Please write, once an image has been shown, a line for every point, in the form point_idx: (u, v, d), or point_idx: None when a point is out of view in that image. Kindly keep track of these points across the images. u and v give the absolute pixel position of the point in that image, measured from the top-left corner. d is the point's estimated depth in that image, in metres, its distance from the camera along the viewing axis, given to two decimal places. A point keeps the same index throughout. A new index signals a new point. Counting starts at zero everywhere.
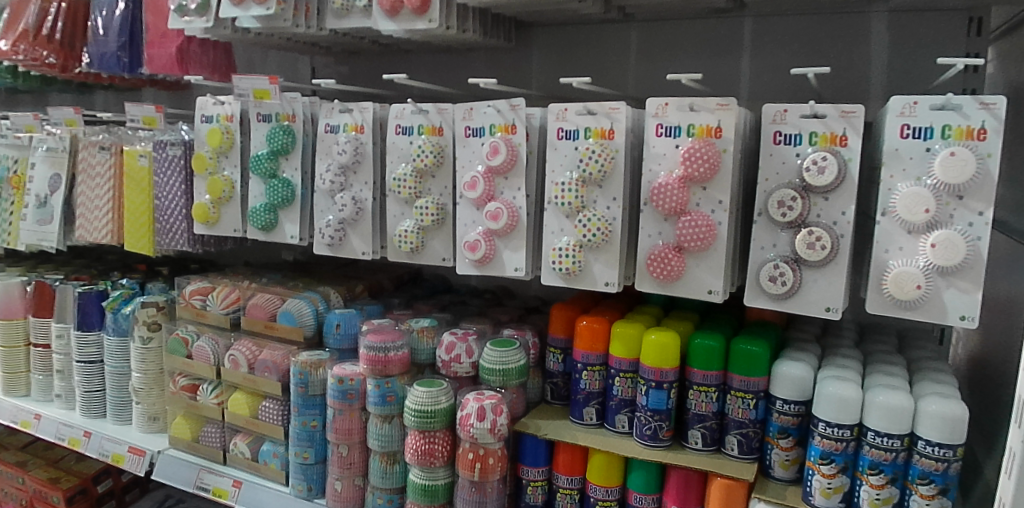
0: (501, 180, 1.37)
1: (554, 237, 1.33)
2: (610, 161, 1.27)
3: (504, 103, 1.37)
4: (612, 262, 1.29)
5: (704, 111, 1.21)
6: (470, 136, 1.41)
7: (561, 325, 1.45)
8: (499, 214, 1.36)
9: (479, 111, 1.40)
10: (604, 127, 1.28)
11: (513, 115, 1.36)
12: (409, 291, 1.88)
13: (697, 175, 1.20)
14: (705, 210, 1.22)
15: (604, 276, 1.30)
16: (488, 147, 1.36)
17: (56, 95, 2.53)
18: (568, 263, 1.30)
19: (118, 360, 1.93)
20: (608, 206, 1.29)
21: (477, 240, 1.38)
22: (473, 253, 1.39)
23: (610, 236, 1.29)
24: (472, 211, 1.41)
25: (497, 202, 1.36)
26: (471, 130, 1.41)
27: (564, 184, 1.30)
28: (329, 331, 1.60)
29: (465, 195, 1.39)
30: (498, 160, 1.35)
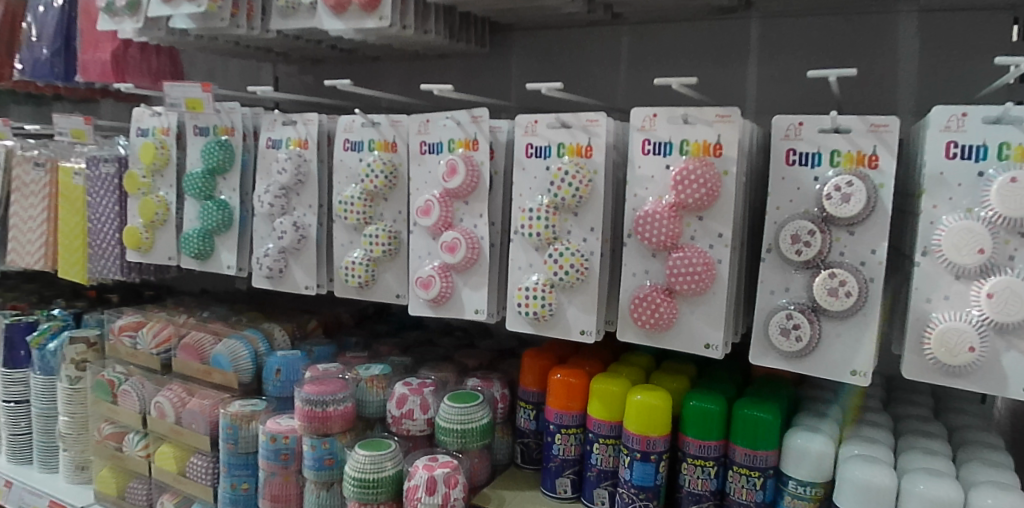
0: (460, 205, 1.16)
1: (522, 276, 1.11)
2: (587, 184, 1.05)
3: (465, 114, 1.15)
4: (590, 305, 1.07)
5: (700, 124, 0.99)
6: (424, 153, 1.19)
7: (533, 376, 1.23)
8: (456, 245, 1.13)
9: (436, 124, 1.18)
10: (581, 142, 1.06)
11: (475, 128, 1.14)
12: (370, 328, 1.65)
13: (690, 201, 0.98)
14: (701, 244, 1.00)
15: (580, 323, 1.07)
16: (445, 166, 1.14)
17: (7, 108, 2.33)
18: (536, 306, 1.08)
19: (45, 401, 1.71)
20: (585, 238, 1.06)
21: (430, 276, 1.15)
22: (426, 290, 1.16)
23: (588, 275, 1.06)
24: (427, 240, 1.19)
25: (455, 230, 1.14)
26: (427, 145, 1.19)
27: (533, 211, 1.08)
28: (268, 378, 1.39)
29: (418, 222, 1.17)
30: (457, 181, 1.13)
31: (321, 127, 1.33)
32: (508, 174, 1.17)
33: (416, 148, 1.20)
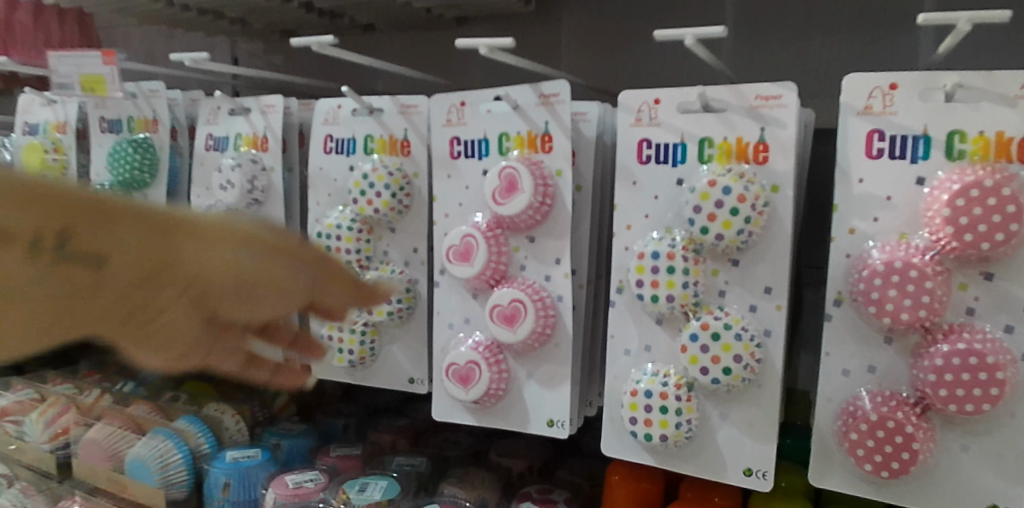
0: (521, 243, 0.69)
1: (633, 367, 0.65)
2: (761, 211, 0.59)
3: (527, 91, 0.68)
4: (760, 425, 0.61)
5: (991, 103, 0.53)
6: (456, 156, 0.72)
7: None
8: (517, 313, 0.67)
9: (477, 109, 0.71)
10: (745, 137, 0.60)
11: (547, 113, 0.68)
12: (362, 400, 1.13)
13: (980, 247, 0.52)
14: (985, 325, 0.54)
15: (741, 455, 0.62)
16: (498, 179, 0.68)
17: None
18: (665, 425, 0.62)
19: None
20: (754, 307, 0.61)
21: (471, 364, 0.69)
22: (463, 386, 0.70)
23: (759, 370, 0.60)
24: (464, 301, 0.72)
25: (513, 287, 0.68)
26: (462, 142, 0.72)
27: (659, 259, 0.62)
28: (212, 497, 0.91)
29: (449, 271, 0.71)
30: (518, 204, 0.66)
31: (288, 118, 0.86)
32: (598, 190, 0.71)
33: (443, 148, 0.73)
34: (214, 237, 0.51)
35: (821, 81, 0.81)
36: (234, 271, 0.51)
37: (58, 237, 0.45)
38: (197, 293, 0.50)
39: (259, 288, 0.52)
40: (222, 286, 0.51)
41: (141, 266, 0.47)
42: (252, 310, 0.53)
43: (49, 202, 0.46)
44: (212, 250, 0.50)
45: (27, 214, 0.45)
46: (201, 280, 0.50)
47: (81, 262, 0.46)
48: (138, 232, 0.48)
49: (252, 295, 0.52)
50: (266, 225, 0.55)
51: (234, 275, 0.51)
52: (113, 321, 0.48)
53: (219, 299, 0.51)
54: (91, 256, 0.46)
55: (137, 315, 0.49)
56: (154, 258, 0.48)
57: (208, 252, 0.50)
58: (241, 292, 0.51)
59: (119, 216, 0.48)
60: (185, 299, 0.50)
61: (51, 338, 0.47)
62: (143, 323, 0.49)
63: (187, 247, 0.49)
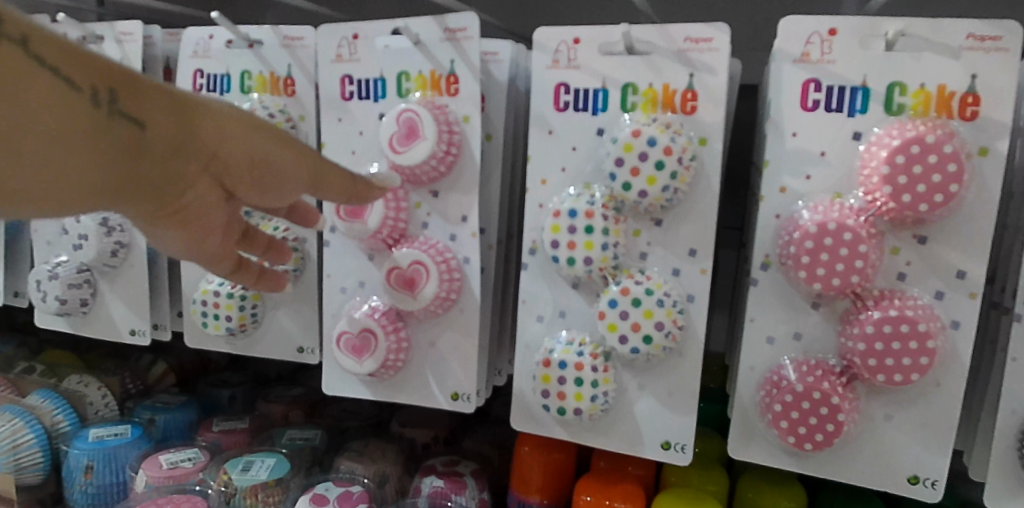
0: (423, 197, 0.62)
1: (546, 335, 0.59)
2: (688, 166, 0.54)
3: (429, 25, 0.60)
4: (681, 398, 0.57)
5: (934, 54, 0.50)
6: (348, 97, 0.63)
7: (537, 485, 0.74)
8: (417, 277, 0.60)
9: (371, 44, 0.62)
10: (672, 84, 0.55)
11: (452, 52, 0.60)
12: (251, 369, 1.04)
13: (918, 209, 0.49)
14: (916, 290, 0.51)
15: (660, 429, 0.57)
16: (398, 124, 0.59)
17: None
18: (579, 398, 0.56)
19: None
20: (677, 271, 0.56)
21: (364, 332, 0.61)
22: (355, 358, 0.62)
23: (680, 338, 0.56)
24: (359, 262, 0.64)
25: (413, 247, 0.61)
26: (355, 82, 0.63)
27: (577, 217, 0.56)
28: (71, 481, 0.80)
29: (340, 229, 0.62)
30: (418, 153, 0.58)
31: (149, 49, 0.74)
32: (509, 140, 0.63)
33: (333, 88, 0.63)
34: (233, 118, 0.48)
35: (751, 33, 0.76)
36: (247, 155, 0.48)
37: (111, 99, 0.41)
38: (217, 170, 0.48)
39: (272, 179, 0.50)
40: (233, 166, 0.48)
41: (175, 144, 0.45)
42: (255, 194, 0.51)
43: (103, 67, 0.41)
44: (233, 133, 0.48)
45: (77, 71, 0.39)
46: (221, 159, 0.48)
47: (126, 123, 0.42)
48: (163, 102, 0.44)
49: (267, 180, 0.50)
50: (260, 122, 0.50)
51: (254, 165, 0.49)
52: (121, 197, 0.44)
53: (236, 178, 0.49)
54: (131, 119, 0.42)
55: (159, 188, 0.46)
56: (181, 134, 0.45)
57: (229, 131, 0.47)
58: (257, 175, 0.50)
59: (141, 86, 0.43)
60: (204, 174, 0.48)
61: (146, 208, 0.46)
62: (171, 204, 0.48)
63: (192, 137, 0.46)
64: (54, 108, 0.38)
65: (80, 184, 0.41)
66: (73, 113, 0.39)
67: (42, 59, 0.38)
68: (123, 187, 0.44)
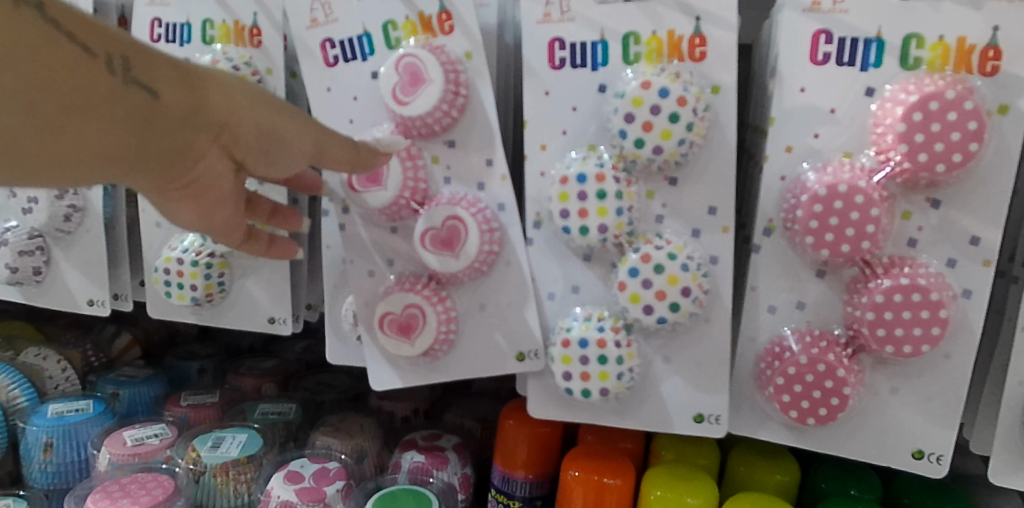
0: (438, 150, 0.57)
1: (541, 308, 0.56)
2: (703, 116, 0.50)
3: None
4: (692, 368, 0.53)
5: (954, 3, 0.47)
6: (333, 63, 0.58)
7: (522, 461, 0.71)
8: (456, 233, 0.55)
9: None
10: (677, 31, 0.51)
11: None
12: (222, 340, 0.99)
13: (933, 171, 0.46)
14: (927, 258, 0.49)
15: (687, 402, 0.53)
16: (402, 73, 0.55)
17: None
18: (605, 377, 0.52)
19: None
20: (696, 232, 0.52)
21: (409, 309, 0.56)
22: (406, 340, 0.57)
23: (705, 303, 0.52)
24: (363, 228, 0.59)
25: (440, 205, 0.56)
26: (337, 45, 0.57)
27: (587, 182, 0.52)
28: (29, 459, 0.76)
29: (355, 201, 0.57)
30: (428, 97, 0.54)
31: None
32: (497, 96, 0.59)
33: (314, 56, 0.58)
34: (240, 89, 0.46)
35: None
36: (255, 124, 0.47)
37: (123, 65, 0.40)
38: (226, 141, 0.46)
39: (278, 149, 0.49)
40: (243, 136, 0.47)
41: (185, 113, 0.43)
42: (261, 166, 0.49)
43: (116, 37, 0.41)
44: (240, 103, 0.46)
45: (90, 38, 0.39)
46: (230, 130, 0.46)
47: (137, 90, 0.40)
48: (176, 71, 0.43)
49: (275, 150, 0.49)
50: (269, 94, 0.49)
51: (259, 135, 0.47)
52: (130, 168, 0.43)
53: (245, 149, 0.47)
54: (140, 84, 0.41)
55: (170, 161, 0.44)
56: (191, 104, 0.43)
57: (238, 101, 0.46)
58: (265, 144, 0.48)
59: (154, 56, 0.42)
60: (215, 146, 0.46)
61: (154, 181, 0.45)
62: (181, 177, 0.46)
63: (201, 107, 0.44)
64: (65, 71, 0.38)
65: (88, 150, 0.40)
66: (86, 78, 0.39)
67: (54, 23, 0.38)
68: (133, 159, 0.42)
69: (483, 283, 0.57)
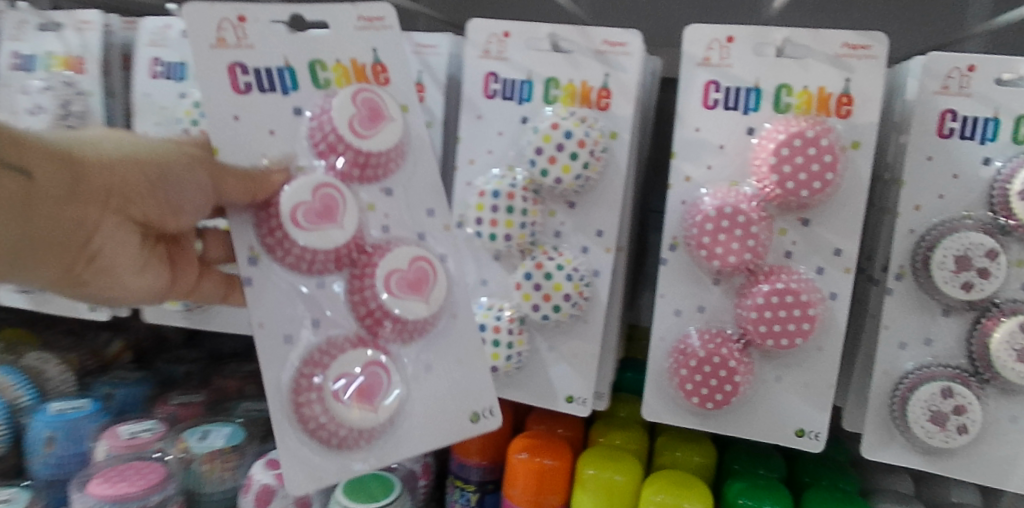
0: (375, 197, 0.56)
1: (466, 370, 0.56)
2: (599, 157, 0.61)
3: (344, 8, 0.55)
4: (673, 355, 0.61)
5: (818, 61, 0.57)
6: (244, 90, 0.53)
7: (479, 447, 0.81)
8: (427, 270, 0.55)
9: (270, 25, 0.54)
10: (589, 81, 0.62)
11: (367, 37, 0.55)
12: (206, 347, 1.07)
13: (793, 196, 0.57)
14: (817, 265, 0.59)
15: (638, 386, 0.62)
16: (360, 100, 0.54)
17: None
18: (495, 358, 0.63)
19: None
20: (586, 248, 0.63)
21: (368, 368, 0.54)
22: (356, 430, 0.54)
23: (586, 307, 0.63)
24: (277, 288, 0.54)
25: (400, 247, 0.55)
26: (251, 72, 0.53)
27: (499, 197, 0.62)
28: (33, 453, 0.83)
29: (299, 240, 0.53)
30: (386, 135, 0.54)
31: (108, 37, 0.77)
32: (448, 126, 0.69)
33: (220, 80, 0.53)
34: (123, 154, 0.48)
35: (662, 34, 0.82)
36: (146, 179, 0.49)
37: None
38: (119, 205, 0.48)
39: (181, 198, 0.50)
40: (136, 197, 0.48)
41: (61, 183, 0.46)
42: (164, 222, 0.51)
43: None
44: (119, 165, 0.48)
45: None
46: (118, 193, 0.48)
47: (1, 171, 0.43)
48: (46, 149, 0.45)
49: (173, 201, 0.50)
50: (157, 150, 0.50)
51: (154, 191, 0.49)
52: (17, 253, 0.46)
53: (144, 208, 0.49)
54: (1, 163, 0.43)
55: (59, 240, 0.47)
56: (68, 175, 0.46)
57: (113, 160, 0.48)
58: (163, 195, 0.49)
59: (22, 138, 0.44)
60: (107, 212, 0.48)
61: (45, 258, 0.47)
62: (78, 249, 0.48)
63: (81, 177, 0.46)
64: None
65: None
66: None
67: None
68: (21, 244, 0.46)
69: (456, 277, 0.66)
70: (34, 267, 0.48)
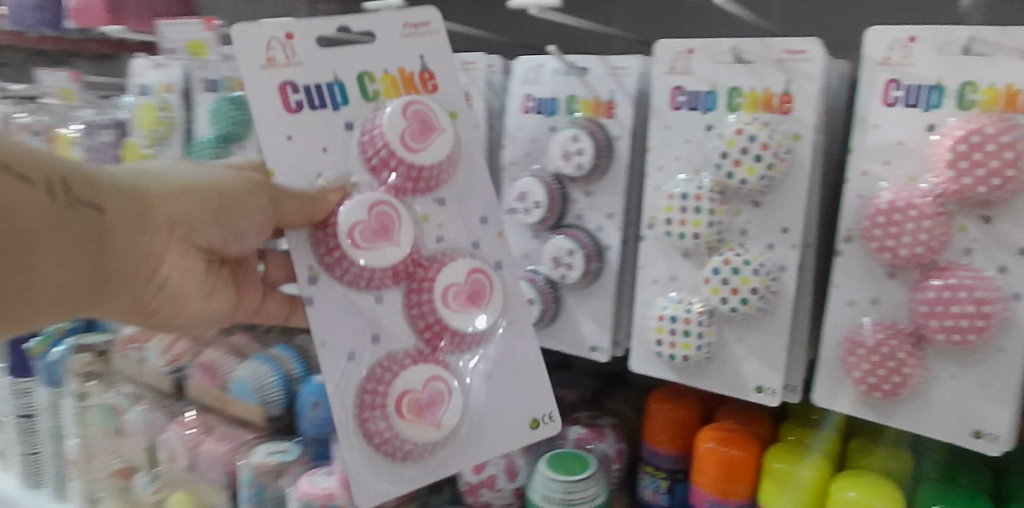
0: (428, 209, 0.69)
1: (522, 388, 0.70)
2: (783, 158, 0.64)
3: (384, 20, 0.68)
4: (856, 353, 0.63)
5: (1009, 57, 0.57)
6: (296, 108, 0.65)
7: (670, 435, 0.86)
8: (480, 283, 0.68)
9: (311, 42, 0.66)
10: (772, 89, 0.66)
11: (408, 44, 0.68)
12: None
13: (978, 191, 0.57)
14: (1006, 263, 0.58)
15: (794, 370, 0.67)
16: (411, 114, 0.66)
17: None
18: (687, 347, 0.69)
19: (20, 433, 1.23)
20: (771, 245, 0.67)
21: (431, 383, 0.67)
22: (425, 441, 0.67)
23: (773, 299, 0.67)
24: (346, 309, 0.66)
25: (456, 263, 0.68)
26: (301, 90, 0.65)
27: (688, 199, 0.68)
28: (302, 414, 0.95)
29: (356, 258, 0.65)
30: (438, 144, 0.67)
31: None
32: (636, 136, 0.76)
33: (273, 99, 0.64)
34: (185, 188, 0.60)
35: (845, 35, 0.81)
36: (205, 207, 0.60)
37: (65, 189, 0.52)
38: (182, 232, 0.60)
39: (238, 220, 0.62)
40: (197, 224, 0.60)
41: (134, 217, 0.56)
42: (219, 242, 0.62)
43: (60, 168, 0.53)
44: (184, 199, 0.59)
45: (30, 169, 0.51)
46: (179, 223, 0.59)
47: (90, 211, 0.53)
48: (121, 191, 0.56)
49: (235, 227, 0.62)
50: (210, 182, 0.61)
51: (213, 215, 0.61)
52: (100, 284, 0.56)
53: (206, 234, 0.61)
54: (89, 204, 0.53)
55: (138, 265, 0.58)
56: (138, 211, 0.57)
57: (178, 194, 0.59)
58: (220, 218, 0.61)
59: (102, 182, 0.55)
60: (174, 240, 0.59)
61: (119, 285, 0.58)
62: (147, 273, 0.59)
63: (148, 211, 0.57)
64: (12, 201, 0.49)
65: (50, 276, 0.52)
66: (36, 207, 0.50)
67: None
68: (101, 277, 0.56)
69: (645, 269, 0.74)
70: (110, 293, 0.58)
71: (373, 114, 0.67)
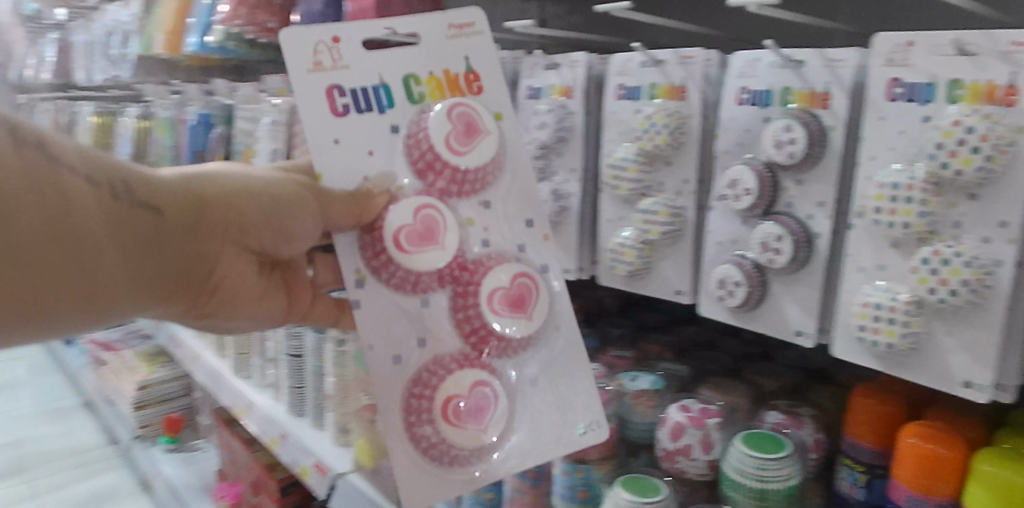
0: (473, 212, 0.84)
1: (560, 398, 0.85)
2: (1004, 151, 0.64)
3: (436, 24, 0.84)
4: None
5: None
6: (348, 110, 0.81)
7: (870, 428, 0.87)
8: (525, 288, 0.82)
9: (352, 47, 0.81)
10: (996, 81, 0.64)
11: (456, 45, 0.84)
12: (635, 317, 1.27)
13: None
14: None
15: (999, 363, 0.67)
16: (458, 122, 0.81)
17: (258, 65, 2.16)
18: (892, 335, 0.71)
19: (293, 369, 1.49)
20: (988, 239, 0.66)
21: (474, 390, 0.80)
22: (472, 446, 0.81)
23: (988, 294, 0.66)
24: (392, 315, 0.81)
25: (495, 274, 0.82)
26: (347, 95, 0.81)
27: (899, 189, 0.69)
28: None
29: (406, 262, 0.80)
30: (482, 148, 0.81)
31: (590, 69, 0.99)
32: (851, 128, 0.78)
33: (323, 104, 0.80)
34: (238, 194, 0.76)
35: None
36: (254, 209, 0.77)
37: (129, 192, 0.68)
38: (229, 230, 0.76)
39: (288, 221, 0.78)
40: (243, 222, 0.76)
41: (189, 217, 0.73)
42: (268, 241, 0.79)
43: (119, 172, 0.68)
44: (234, 204, 0.76)
45: (98, 173, 0.67)
46: (225, 220, 0.75)
47: (152, 212, 0.69)
48: (178, 195, 0.72)
49: (285, 225, 0.78)
50: (264, 190, 0.78)
51: (262, 214, 0.77)
52: (168, 273, 0.73)
53: (256, 232, 0.78)
54: (152, 207, 0.69)
55: (198, 262, 0.75)
56: (194, 212, 0.73)
57: (232, 199, 0.76)
58: (270, 219, 0.78)
59: (162, 186, 0.71)
60: (221, 238, 0.76)
61: (178, 275, 0.74)
62: (200, 266, 0.76)
63: (200, 212, 0.74)
64: (86, 199, 0.65)
65: (129, 266, 0.69)
66: (104, 206, 0.66)
67: (77, 169, 0.65)
68: (169, 269, 0.73)
69: (859, 256, 0.75)
70: (180, 279, 0.75)
71: (417, 115, 0.82)
